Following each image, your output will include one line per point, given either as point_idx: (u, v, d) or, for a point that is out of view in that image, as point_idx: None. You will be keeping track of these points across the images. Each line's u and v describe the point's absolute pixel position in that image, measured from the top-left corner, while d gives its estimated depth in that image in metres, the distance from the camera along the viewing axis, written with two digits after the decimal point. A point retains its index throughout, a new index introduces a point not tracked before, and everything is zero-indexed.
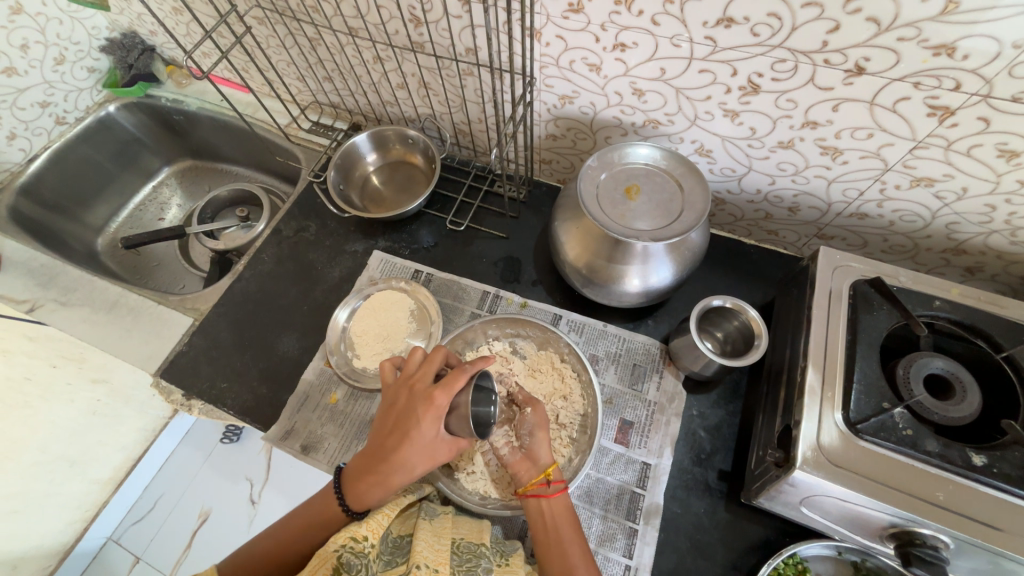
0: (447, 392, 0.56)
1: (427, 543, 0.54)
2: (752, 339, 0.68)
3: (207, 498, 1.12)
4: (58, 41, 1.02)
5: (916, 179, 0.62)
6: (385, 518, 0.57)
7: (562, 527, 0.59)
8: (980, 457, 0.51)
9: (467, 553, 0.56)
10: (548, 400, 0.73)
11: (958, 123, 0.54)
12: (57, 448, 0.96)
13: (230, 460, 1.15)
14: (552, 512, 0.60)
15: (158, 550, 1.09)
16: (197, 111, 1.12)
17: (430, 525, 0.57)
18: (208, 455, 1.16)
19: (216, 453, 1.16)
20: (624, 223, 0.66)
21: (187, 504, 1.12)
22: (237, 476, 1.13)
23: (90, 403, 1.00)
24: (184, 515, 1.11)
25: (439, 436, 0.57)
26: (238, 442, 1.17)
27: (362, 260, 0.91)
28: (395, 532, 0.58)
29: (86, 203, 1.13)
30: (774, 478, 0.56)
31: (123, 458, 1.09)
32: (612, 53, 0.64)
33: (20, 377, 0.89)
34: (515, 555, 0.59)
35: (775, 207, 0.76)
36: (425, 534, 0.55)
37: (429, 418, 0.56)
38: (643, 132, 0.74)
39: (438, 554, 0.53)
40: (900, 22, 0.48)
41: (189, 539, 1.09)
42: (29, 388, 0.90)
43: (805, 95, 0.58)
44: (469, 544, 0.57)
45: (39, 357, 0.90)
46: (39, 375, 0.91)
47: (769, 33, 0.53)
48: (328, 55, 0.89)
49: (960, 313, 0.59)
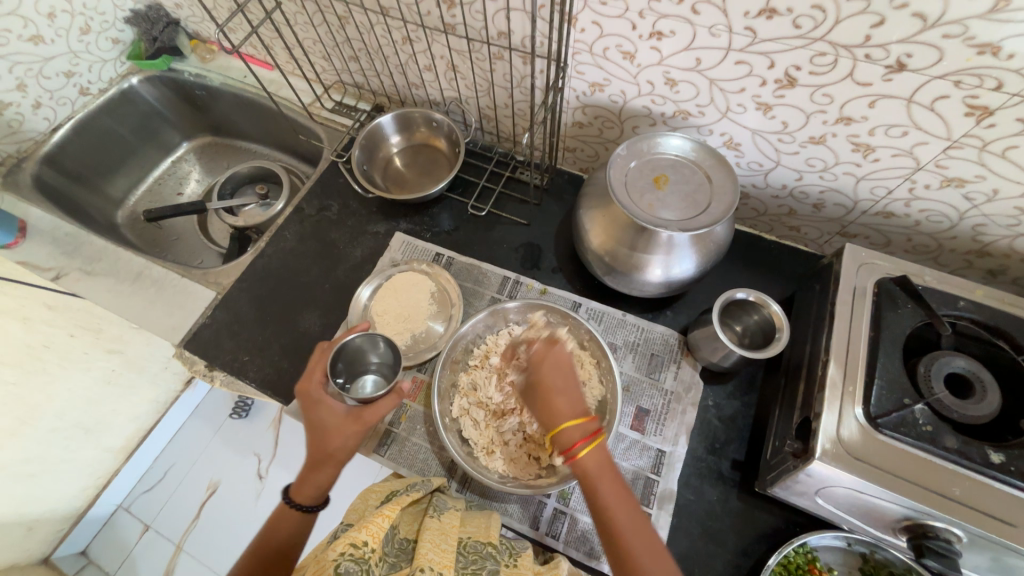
0: (312, 378, 0.64)
1: (432, 545, 0.54)
2: (772, 333, 0.69)
3: (216, 470, 1.10)
4: (84, 11, 1.01)
5: (947, 180, 0.62)
6: (386, 519, 0.54)
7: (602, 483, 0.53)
8: (997, 455, 0.52)
9: (473, 553, 0.57)
10: None
11: (995, 124, 0.54)
12: (72, 415, 0.97)
13: (242, 435, 1.12)
14: (582, 466, 0.53)
15: (168, 518, 1.08)
16: (219, 87, 1.12)
17: (437, 522, 0.58)
18: (219, 429, 1.14)
19: (224, 427, 1.14)
20: (651, 212, 0.66)
21: (196, 475, 1.10)
22: (246, 451, 1.11)
23: (105, 372, 1.01)
24: (194, 487, 1.09)
25: (336, 410, 0.62)
26: (247, 417, 1.14)
27: (383, 241, 0.91)
28: (401, 534, 0.58)
29: (106, 175, 1.13)
30: (791, 468, 0.58)
31: (134, 428, 1.09)
32: (648, 41, 0.63)
33: (38, 345, 0.88)
34: (523, 555, 0.59)
35: (800, 203, 0.76)
36: (432, 534, 0.56)
37: (315, 400, 0.63)
38: (672, 123, 0.74)
39: (442, 555, 0.53)
40: (946, 19, 0.48)
41: (197, 510, 1.07)
42: (47, 356, 0.90)
43: (841, 90, 0.58)
44: (475, 544, 0.58)
45: (59, 326, 0.91)
46: (57, 343, 0.91)
47: (811, 25, 0.53)
48: (357, 34, 0.88)
49: (983, 314, 0.60)
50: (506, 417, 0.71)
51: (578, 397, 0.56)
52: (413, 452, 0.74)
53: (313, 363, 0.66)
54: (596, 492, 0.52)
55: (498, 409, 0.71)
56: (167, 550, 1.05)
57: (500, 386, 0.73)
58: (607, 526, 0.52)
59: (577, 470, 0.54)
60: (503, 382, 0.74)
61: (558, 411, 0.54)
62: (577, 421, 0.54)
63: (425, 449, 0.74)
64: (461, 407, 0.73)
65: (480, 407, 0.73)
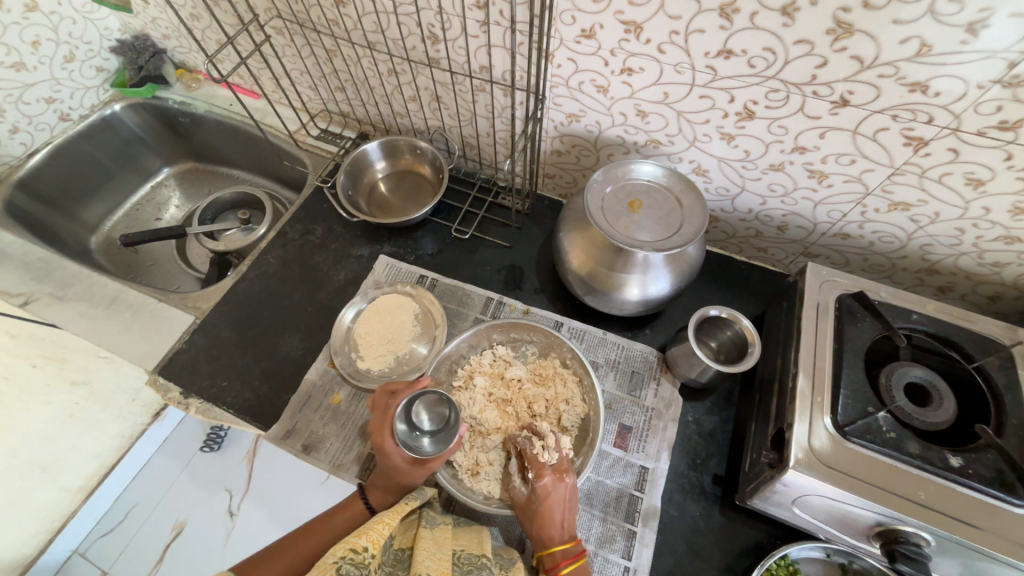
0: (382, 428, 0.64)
1: (428, 553, 0.54)
2: (745, 348, 0.72)
3: (181, 508, 0.96)
4: (70, 40, 1.03)
5: (894, 203, 0.67)
6: (386, 527, 0.54)
7: None
8: (956, 458, 0.54)
9: (467, 564, 0.56)
10: (552, 405, 0.74)
11: (930, 152, 0.59)
12: (28, 453, 0.83)
13: (212, 469, 0.98)
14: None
15: (127, 564, 0.93)
16: (203, 114, 1.13)
17: (431, 533, 0.57)
18: (187, 464, 1.00)
19: (194, 462, 1.00)
20: (627, 234, 0.70)
21: (160, 514, 0.96)
22: (215, 486, 0.97)
23: (68, 405, 0.87)
24: (156, 528, 0.95)
25: (401, 456, 0.63)
26: (219, 451, 1.00)
27: (367, 264, 0.92)
28: (395, 545, 0.57)
29: (81, 200, 1.12)
30: (768, 478, 0.59)
31: (96, 466, 0.94)
32: (619, 77, 0.68)
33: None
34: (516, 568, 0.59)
35: (765, 225, 0.81)
36: (428, 543, 0.55)
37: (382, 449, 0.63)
38: (645, 152, 0.79)
39: (439, 563, 0.53)
40: (880, 61, 0.53)
41: (160, 553, 0.93)
42: (5, 389, 0.79)
43: (794, 122, 0.63)
44: (469, 556, 0.57)
45: (20, 355, 0.81)
46: (16, 373, 0.81)
47: (764, 65, 0.59)
48: (344, 66, 0.92)
49: (935, 326, 0.64)
50: (490, 437, 0.71)
51: (571, 524, 0.62)
52: None
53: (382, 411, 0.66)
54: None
55: (482, 429, 0.72)
56: None
57: (484, 407, 0.73)
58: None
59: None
60: (487, 402, 0.74)
61: (551, 534, 0.61)
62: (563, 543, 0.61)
63: None
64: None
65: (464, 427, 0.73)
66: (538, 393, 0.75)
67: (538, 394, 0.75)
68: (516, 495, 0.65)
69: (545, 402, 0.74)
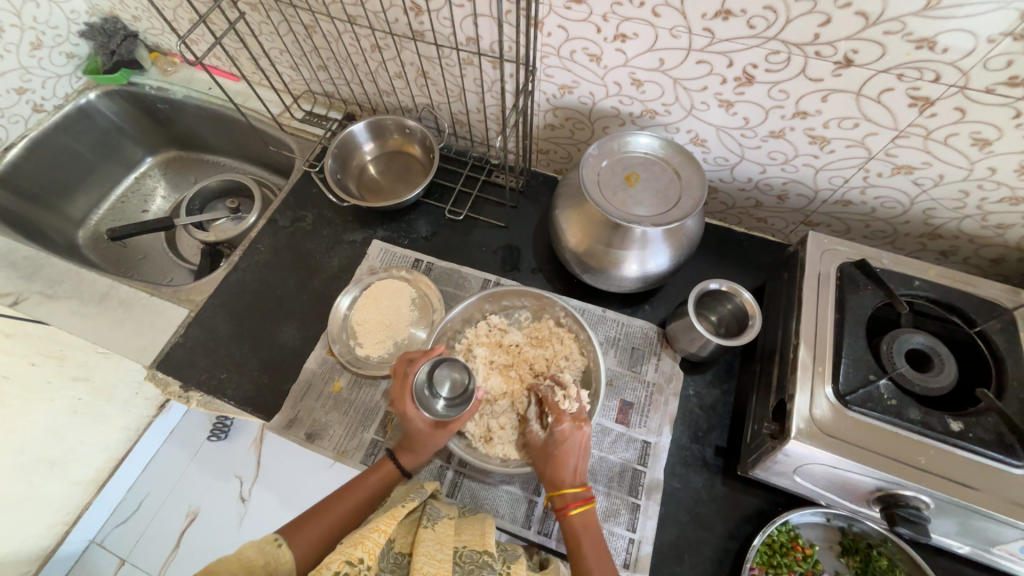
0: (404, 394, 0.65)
1: (427, 558, 0.52)
2: (746, 320, 0.71)
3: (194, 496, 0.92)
4: (35, 25, 0.97)
5: (897, 167, 0.65)
6: (382, 535, 0.52)
7: (583, 542, 0.58)
8: (957, 423, 0.55)
9: (468, 562, 0.55)
10: (552, 363, 0.74)
11: (936, 113, 0.57)
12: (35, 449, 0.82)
13: (218, 459, 0.93)
14: (570, 524, 0.59)
15: (145, 553, 0.90)
16: (182, 99, 1.09)
17: (432, 532, 0.55)
18: (196, 454, 0.95)
19: (202, 452, 0.95)
20: (624, 209, 0.68)
21: (172, 504, 0.92)
22: (225, 474, 0.92)
23: (71, 402, 0.86)
24: (169, 518, 0.92)
25: (425, 419, 0.65)
26: (225, 441, 0.94)
27: (361, 250, 0.90)
28: (395, 547, 0.55)
29: (64, 194, 1.09)
30: (770, 449, 0.60)
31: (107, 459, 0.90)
32: (612, 44, 0.65)
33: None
34: (517, 561, 0.58)
35: (765, 195, 0.80)
36: (428, 546, 0.53)
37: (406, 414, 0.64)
38: (641, 122, 0.77)
39: (439, 564, 0.51)
40: (886, 17, 0.51)
41: (176, 540, 0.90)
42: (6, 389, 0.78)
43: (796, 86, 0.61)
44: (470, 554, 0.56)
45: (17, 355, 0.79)
46: (16, 373, 0.79)
47: (764, 25, 0.56)
48: (324, 43, 0.88)
49: (937, 292, 0.64)
50: (497, 403, 0.71)
51: (582, 468, 0.62)
52: None
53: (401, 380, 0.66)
54: (579, 549, 0.57)
55: (488, 397, 0.72)
56: None
57: (487, 374, 0.73)
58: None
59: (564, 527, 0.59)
60: (490, 369, 0.74)
61: (563, 475, 0.61)
62: (571, 487, 0.60)
63: None
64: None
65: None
66: (537, 354, 0.75)
67: (538, 355, 0.75)
68: (534, 439, 0.66)
69: (545, 360, 0.74)
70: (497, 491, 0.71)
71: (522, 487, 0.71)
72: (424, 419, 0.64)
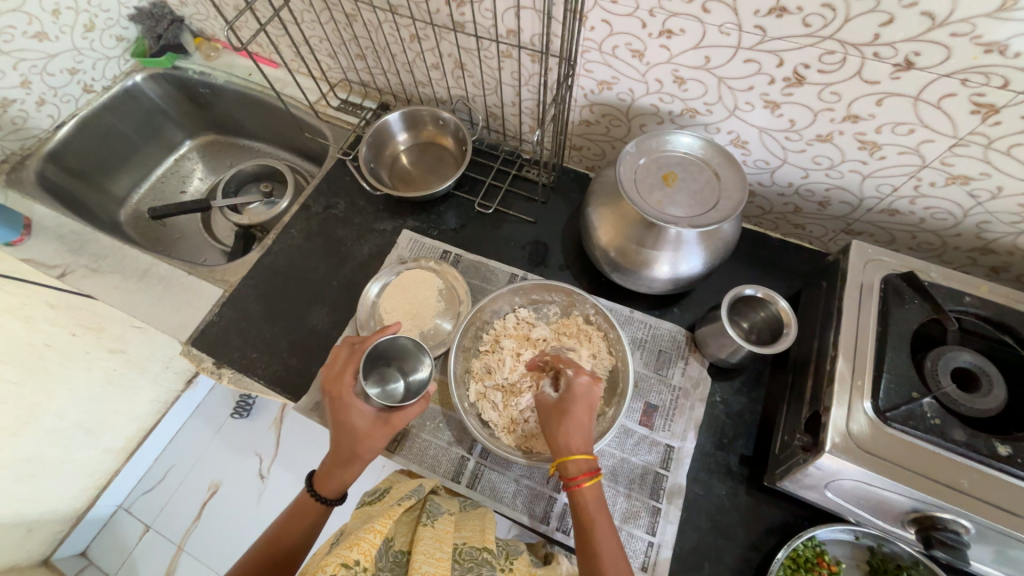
0: (346, 378, 0.62)
1: (426, 556, 0.52)
2: (780, 328, 0.69)
3: (216, 470, 0.99)
4: (89, 8, 1.00)
5: (952, 177, 0.62)
6: (378, 535, 0.51)
7: (597, 519, 0.55)
8: (1005, 447, 0.52)
9: (468, 560, 0.56)
10: None
11: (1000, 121, 0.54)
12: (73, 415, 0.88)
13: (241, 436, 1.01)
14: (583, 496, 0.56)
15: (170, 520, 0.97)
16: (223, 84, 1.12)
17: (431, 530, 0.56)
18: (219, 430, 1.03)
19: (225, 428, 1.03)
20: (660, 209, 0.67)
21: (196, 477, 1.00)
22: (247, 451, 1.00)
23: (105, 371, 0.91)
24: (192, 489, 0.99)
25: (366, 413, 0.61)
26: (248, 418, 1.02)
27: (390, 238, 0.91)
28: (395, 546, 0.56)
29: (108, 172, 1.12)
30: (800, 461, 0.58)
31: (137, 428, 0.99)
32: (657, 40, 0.64)
33: (40, 344, 0.82)
34: (518, 559, 0.60)
35: (806, 200, 0.77)
36: (426, 545, 0.54)
37: (345, 402, 0.61)
38: (680, 121, 0.75)
39: (438, 563, 0.52)
40: (955, 17, 0.48)
41: (197, 512, 0.97)
42: (48, 356, 0.83)
43: (849, 88, 0.59)
44: (470, 551, 0.57)
45: (60, 324, 0.83)
46: (59, 343, 0.84)
47: (821, 24, 0.54)
48: (364, 33, 0.89)
49: (988, 309, 0.61)
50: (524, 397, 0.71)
51: (590, 434, 0.60)
52: (429, 448, 0.74)
53: (344, 364, 0.64)
54: (592, 525, 0.55)
55: (516, 388, 0.72)
56: (168, 552, 0.95)
57: (514, 366, 0.74)
58: (590, 551, 0.54)
59: (574, 498, 0.57)
60: (516, 361, 0.74)
61: (575, 439, 0.59)
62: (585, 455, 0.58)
63: (434, 445, 0.75)
64: (477, 392, 0.74)
65: (498, 389, 0.73)
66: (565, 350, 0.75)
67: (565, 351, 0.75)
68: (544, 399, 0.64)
69: None
70: (516, 484, 0.72)
71: (541, 484, 0.71)
72: (366, 409, 0.61)
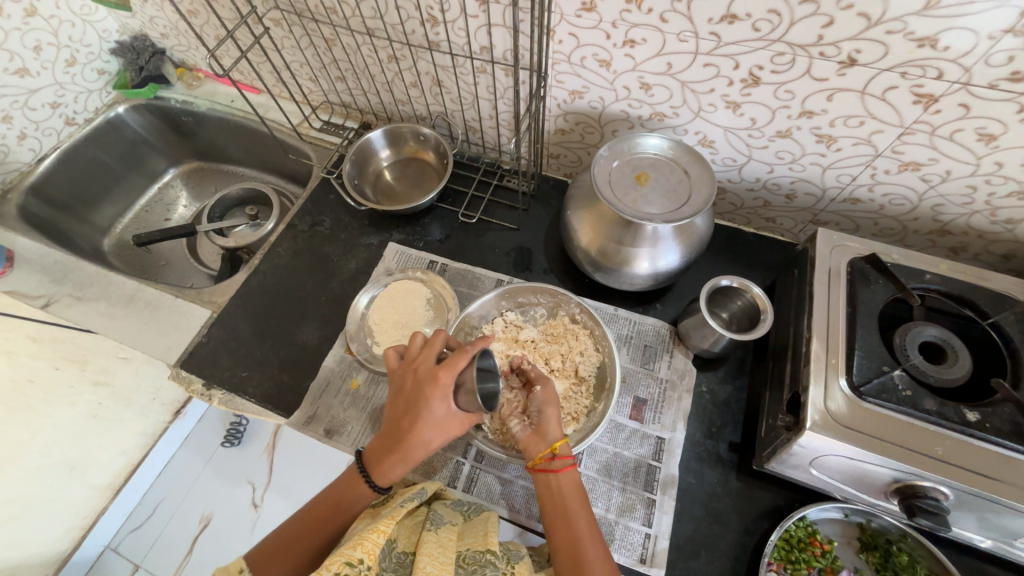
0: (451, 371, 0.58)
1: (429, 558, 0.53)
2: (758, 315, 0.72)
3: (208, 501, 0.96)
4: (69, 43, 1.03)
5: (904, 164, 0.67)
6: (381, 535, 0.53)
7: (568, 496, 0.61)
8: (974, 413, 0.55)
9: (473, 563, 0.55)
10: (568, 358, 0.76)
11: (941, 109, 0.59)
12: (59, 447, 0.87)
13: (232, 464, 0.98)
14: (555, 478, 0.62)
15: (159, 558, 0.94)
16: (206, 111, 1.14)
17: (435, 535, 0.56)
18: (209, 460, 0.99)
19: (216, 458, 0.99)
20: (635, 208, 0.70)
21: (187, 508, 0.96)
22: (237, 479, 0.97)
23: (91, 404, 0.91)
24: (183, 520, 0.96)
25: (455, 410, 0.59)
26: (239, 446, 0.99)
27: (377, 252, 0.93)
28: (399, 547, 0.56)
29: (92, 203, 1.13)
30: (785, 441, 0.60)
31: (123, 463, 0.95)
32: (622, 49, 0.68)
33: (22, 379, 0.82)
34: (521, 562, 0.58)
35: (773, 194, 0.81)
36: (430, 548, 0.54)
37: (443, 397, 0.58)
38: (649, 125, 0.79)
39: (441, 566, 0.52)
40: (888, 17, 0.53)
41: (189, 545, 0.93)
42: (32, 393, 0.83)
43: (801, 86, 0.63)
44: (474, 555, 0.56)
45: (42, 358, 0.84)
46: (42, 378, 0.84)
47: (769, 28, 0.58)
48: (344, 56, 0.92)
49: (948, 285, 0.65)
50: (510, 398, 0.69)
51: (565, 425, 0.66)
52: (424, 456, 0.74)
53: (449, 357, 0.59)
54: (563, 499, 0.61)
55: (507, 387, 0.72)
56: None
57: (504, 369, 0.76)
58: (563, 524, 0.59)
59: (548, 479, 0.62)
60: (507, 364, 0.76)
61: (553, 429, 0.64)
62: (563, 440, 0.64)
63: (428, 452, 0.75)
64: None
65: None
66: (552, 350, 0.77)
67: (553, 350, 0.77)
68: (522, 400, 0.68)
69: (560, 356, 0.76)
70: (513, 485, 0.72)
71: None
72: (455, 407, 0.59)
